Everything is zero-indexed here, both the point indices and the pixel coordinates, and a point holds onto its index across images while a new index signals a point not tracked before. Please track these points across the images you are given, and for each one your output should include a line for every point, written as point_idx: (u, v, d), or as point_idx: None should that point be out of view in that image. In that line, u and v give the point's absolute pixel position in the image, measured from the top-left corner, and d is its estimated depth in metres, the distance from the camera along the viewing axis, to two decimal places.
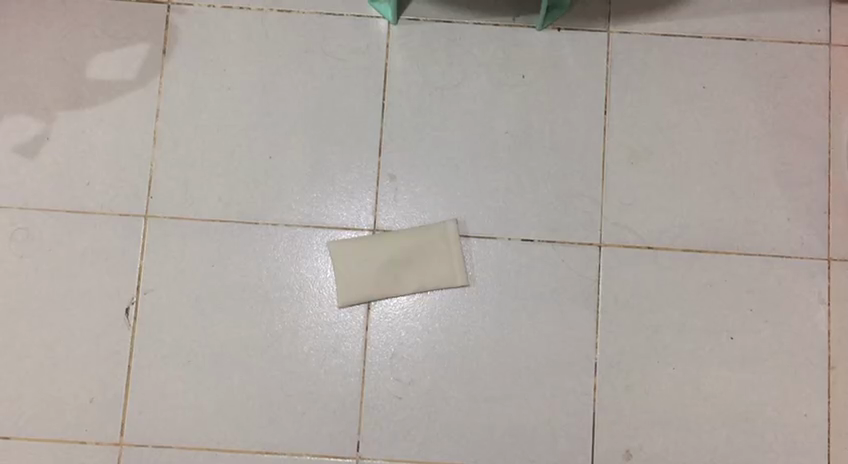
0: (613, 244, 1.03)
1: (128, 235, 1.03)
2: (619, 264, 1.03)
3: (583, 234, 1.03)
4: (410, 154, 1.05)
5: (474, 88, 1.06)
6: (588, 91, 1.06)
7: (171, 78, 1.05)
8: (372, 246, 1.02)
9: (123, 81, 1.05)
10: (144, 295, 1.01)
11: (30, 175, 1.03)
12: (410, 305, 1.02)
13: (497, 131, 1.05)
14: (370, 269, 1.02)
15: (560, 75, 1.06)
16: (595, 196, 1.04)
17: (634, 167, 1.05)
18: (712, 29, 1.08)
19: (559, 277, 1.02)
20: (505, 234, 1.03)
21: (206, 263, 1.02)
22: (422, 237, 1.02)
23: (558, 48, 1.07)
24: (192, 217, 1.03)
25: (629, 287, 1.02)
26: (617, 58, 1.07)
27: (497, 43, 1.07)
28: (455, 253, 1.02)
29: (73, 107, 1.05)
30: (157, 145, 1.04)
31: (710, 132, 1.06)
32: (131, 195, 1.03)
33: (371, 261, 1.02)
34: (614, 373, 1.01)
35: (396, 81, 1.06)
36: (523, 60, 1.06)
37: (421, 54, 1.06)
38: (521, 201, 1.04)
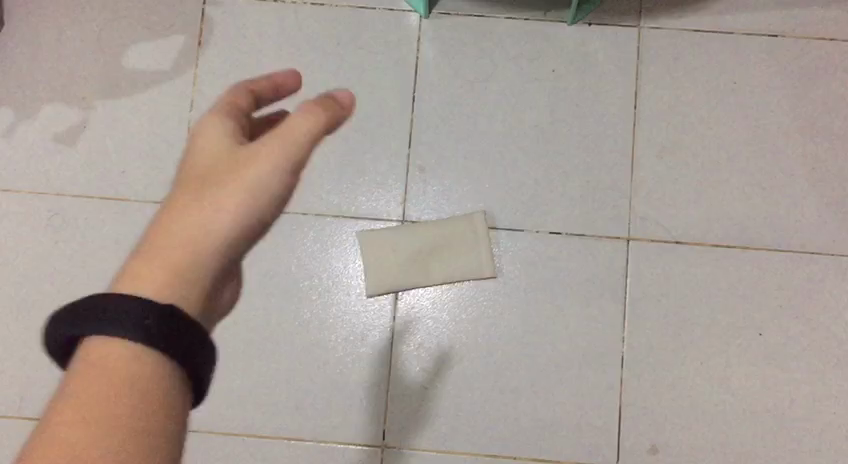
0: (641, 237, 1.03)
1: None
2: (646, 258, 1.03)
3: (611, 228, 1.03)
4: (439, 146, 1.05)
5: (504, 82, 1.06)
6: (618, 86, 1.06)
7: (205, 69, 1.07)
8: (400, 237, 1.02)
9: (159, 72, 1.07)
10: None
11: (67, 161, 1.05)
12: (437, 294, 1.03)
13: (526, 125, 1.06)
14: (397, 260, 1.02)
15: (590, 70, 1.06)
16: (624, 191, 1.04)
17: (663, 161, 1.05)
18: (744, 25, 1.07)
19: (586, 270, 1.03)
20: (533, 227, 1.04)
21: None
22: (452, 229, 1.02)
23: (588, 43, 1.07)
24: None
25: (656, 282, 1.03)
26: (648, 54, 1.07)
27: (527, 38, 1.07)
28: (484, 247, 1.02)
29: (109, 96, 1.07)
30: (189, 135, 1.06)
31: (740, 128, 1.05)
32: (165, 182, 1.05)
33: (399, 252, 1.02)
34: (640, 367, 1.01)
35: (427, 73, 1.07)
36: (553, 55, 1.07)
37: (451, 48, 1.07)
38: (550, 194, 1.04)
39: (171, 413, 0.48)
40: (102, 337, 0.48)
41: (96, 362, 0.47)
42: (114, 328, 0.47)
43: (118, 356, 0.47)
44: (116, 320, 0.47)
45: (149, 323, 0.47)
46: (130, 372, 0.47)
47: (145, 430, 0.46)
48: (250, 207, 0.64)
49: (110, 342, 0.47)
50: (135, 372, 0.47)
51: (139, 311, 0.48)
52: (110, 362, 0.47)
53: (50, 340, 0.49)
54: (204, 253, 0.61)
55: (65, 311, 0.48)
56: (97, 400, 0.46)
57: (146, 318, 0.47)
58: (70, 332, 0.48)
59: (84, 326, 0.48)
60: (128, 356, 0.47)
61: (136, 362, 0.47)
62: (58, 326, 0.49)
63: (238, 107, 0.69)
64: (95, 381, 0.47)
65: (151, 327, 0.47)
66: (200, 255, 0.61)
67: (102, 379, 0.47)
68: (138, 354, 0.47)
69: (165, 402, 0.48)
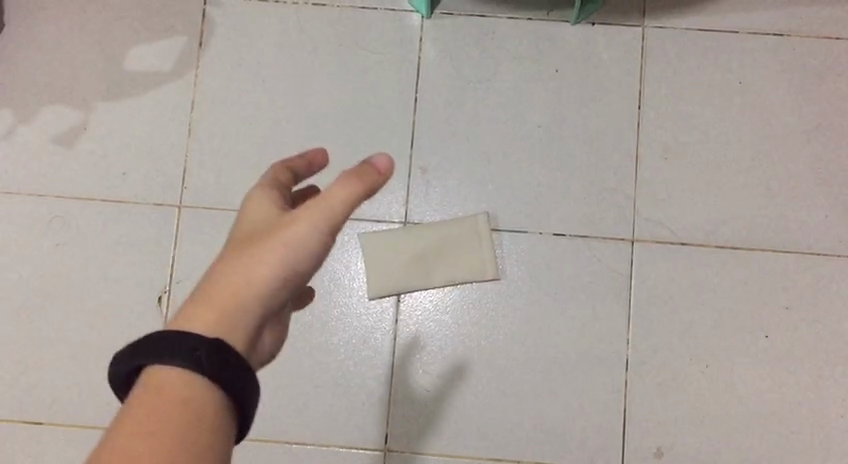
0: (646, 239, 1.02)
1: (162, 224, 1.03)
2: (651, 260, 1.02)
3: (616, 229, 1.03)
4: (442, 147, 1.05)
5: (507, 83, 1.06)
6: (622, 86, 1.05)
7: (206, 70, 1.06)
8: (401, 240, 1.01)
9: (159, 73, 1.06)
10: (176, 285, 1.02)
11: (67, 164, 1.05)
12: (439, 297, 1.02)
13: (529, 125, 1.05)
14: (398, 263, 1.01)
15: (594, 70, 1.06)
16: (628, 192, 1.03)
17: (668, 162, 1.04)
18: (748, 24, 1.06)
19: (591, 272, 1.02)
20: (537, 228, 1.03)
21: None
22: (454, 231, 1.01)
23: (591, 43, 1.06)
24: (224, 208, 1.03)
25: (661, 283, 1.02)
26: (652, 54, 1.06)
27: (531, 38, 1.06)
28: (485, 249, 1.01)
29: (110, 97, 1.06)
30: (190, 136, 1.05)
31: (745, 128, 1.04)
32: (165, 184, 1.04)
33: (400, 255, 1.01)
34: (646, 369, 1.00)
35: (429, 74, 1.06)
36: (557, 55, 1.06)
37: (454, 48, 1.06)
38: (554, 195, 1.03)
39: (212, 434, 0.57)
40: (162, 367, 0.58)
41: (157, 387, 0.58)
42: (174, 358, 0.58)
43: (174, 381, 0.58)
44: (176, 354, 0.58)
45: (198, 354, 0.58)
46: (183, 395, 0.57)
47: (191, 444, 0.56)
48: (291, 259, 0.71)
49: (167, 369, 0.58)
50: (187, 395, 0.57)
51: (191, 345, 0.59)
52: (166, 386, 0.57)
53: (118, 374, 0.60)
54: (250, 303, 0.69)
55: (132, 348, 0.60)
56: (156, 416, 0.56)
57: (198, 352, 0.58)
58: (135, 364, 0.59)
59: (148, 359, 0.59)
60: (182, 382, 0.58)
61: (188, 386, 0.58)
62: (126, 362, 0.60)
63: (280, 180, 0.77)
64: (154, 401, 0.57)
65: (200, 358, 0.58)
66: (245, 305, 0.69)
67: (160, 399, 0.57)
68: (186, 379, 0.58)
69: (210, 421, 0.58)
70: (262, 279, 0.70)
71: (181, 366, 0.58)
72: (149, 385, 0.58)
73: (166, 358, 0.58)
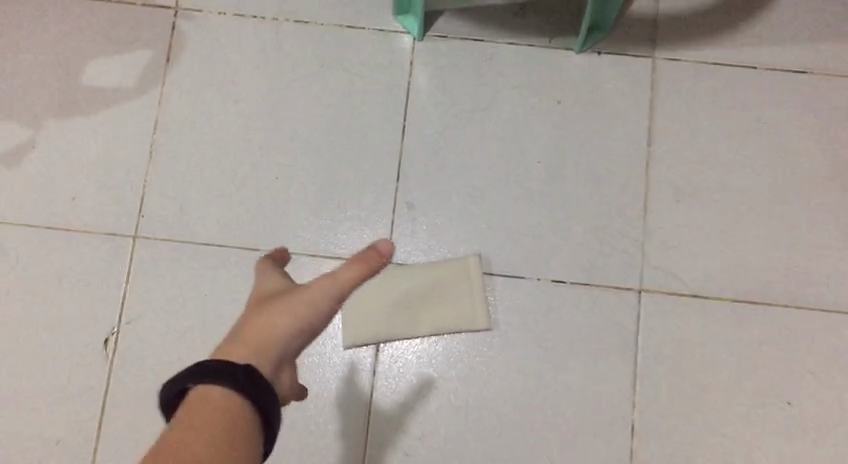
0: (654, 289, 0.92)
1: (114, 256, 0.92)
2: (661, 312, 0.92)
3: (621, 277, 0.92)
4: (431, 181, 0.94)
5: (505, 113, 0.96)
6: (631, 120, 0.96)
7: (172, 87, 0.96)
8: (388, 282, 0.91)
9: (120, 88, 0.96)
10: (126, 325, 0.91)
11: (11, 185, 0.94)
12: (422, 347, 0.91)
13: (528, 160, 0.95)
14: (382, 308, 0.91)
15: (599, 102, 0.97)
16: (636, 236, 0.94)
17: (680, 205, 0.94)
18: (768, 60, 0.98)
19: (593, 324, 0.91)
20: (534, 274, 0.92)
21: (197, 291, 0.91)
22: (445, 277, 0.91)
23: (597, 73, 0.97)
24: (186, 240, 0.92)
25: (671, 339, 0.91)
26: (663, 87, 0.97)
27: (532, 65, 0.97)
28: (474, 300, 0.91)
29: (63, 113, 0.95)
30: (151, 159, 0.94)
31: (764, 171, 0.95)
32: (120, 211, 0.93)
33: (385, 299, 0.91)
34: (653, 436, 0.89)
35: (419, 101, 0.96)
36: (559, 85, 0.97)
37: (448, 74, 0.97)
38: (553, 237, 0.93)
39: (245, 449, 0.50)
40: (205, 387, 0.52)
41: (198, 403, 0.51)
42: (210, 378, 0.52)
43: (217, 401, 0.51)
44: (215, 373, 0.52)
45: (235, 373, 0.52)
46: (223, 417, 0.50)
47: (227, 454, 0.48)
48: (317, 314, 0.58)
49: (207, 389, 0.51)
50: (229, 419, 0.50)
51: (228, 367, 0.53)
52: (206, 405, 0.50)
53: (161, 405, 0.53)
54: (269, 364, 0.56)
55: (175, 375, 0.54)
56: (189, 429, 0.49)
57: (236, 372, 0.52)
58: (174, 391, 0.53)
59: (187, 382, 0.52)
60: (213, 400, 0.51)
61: (227, 406, 0.51)
62: (172, 387, 0.53)
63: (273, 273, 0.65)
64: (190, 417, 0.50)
65: (238, 378, 0.52)
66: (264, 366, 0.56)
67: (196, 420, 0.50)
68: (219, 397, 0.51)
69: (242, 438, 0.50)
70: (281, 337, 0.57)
71: (222, 386, 0.51)
72: (187, 405, 0.51)
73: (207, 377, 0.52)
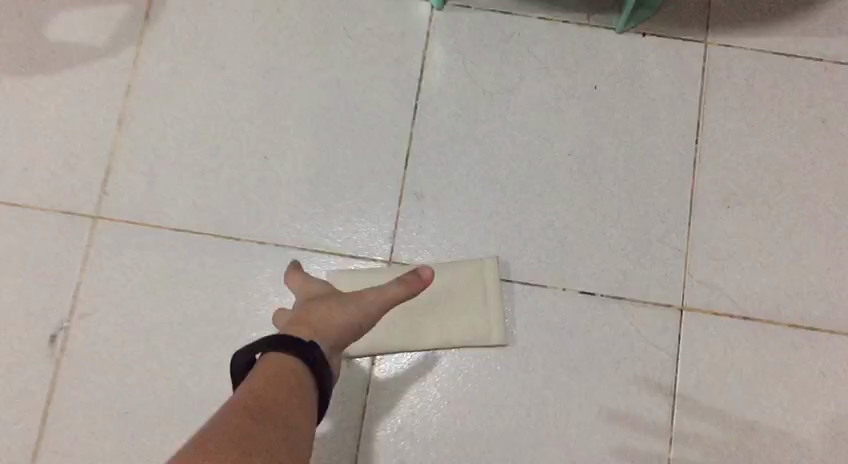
0: (698, 307, 0.79)
1: (69, 238, 0.79)
2: (705, 335, 0.79)
3: (660, 292, 0.80)
4: (444, 170, 0.81)
5: (533, 97, 0.83)
6: (677, 113, 0.84)
7: (150, 48, 0.83)
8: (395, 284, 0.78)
9: (89, 46, 0.83)
10: (78, 320, 0.77)
11: None
12: (425, 361, 0.78)
13: (557, 152, 0.82)
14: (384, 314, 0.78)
15: (642, 91, 0.84)
16: (679, 245, 0.81)
17: (731, 211, 0.81)
18: (836, 51, 0.85)
19: (626, 344, 0.78)
20: (559, 283, 0.79)
21: (164, 285, 0.78)
22: (459, 284, 0.78)
23: (639, 57, 0.85)
24: (155, 224, 0.79)
25: (716, 367, 0.78)
26: (715, 76, 0.85)
27: (566, 45, 0.85)
28: (490, 313, 0.77)
29: (21, 72, 0.82)
30: (120, 129, 0.81)
31: (829, 178, 0.82)
32: (79, 188, 0.80)
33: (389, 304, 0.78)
34: None
35: (435, 78, 0.83)
36: (597, 69, 0.84)
37: (469, 49, 0.84)
38: (583, 241, 0.81)
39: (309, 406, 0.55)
40: (275, 355, 0.56)
41: (276, 365, 0.55)
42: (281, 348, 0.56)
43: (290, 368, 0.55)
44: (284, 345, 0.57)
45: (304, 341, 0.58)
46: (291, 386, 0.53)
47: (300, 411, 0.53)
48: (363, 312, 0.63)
49: (276, 356, 0.56)
50: (296, 387, 0.54)
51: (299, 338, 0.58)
52: (287, 369, 0.55)
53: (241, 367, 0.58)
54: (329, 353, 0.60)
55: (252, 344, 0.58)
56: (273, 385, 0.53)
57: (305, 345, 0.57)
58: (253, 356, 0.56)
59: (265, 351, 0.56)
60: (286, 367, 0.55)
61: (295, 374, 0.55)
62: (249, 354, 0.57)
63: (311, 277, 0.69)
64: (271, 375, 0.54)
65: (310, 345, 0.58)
66: (326, 351, 0.60)
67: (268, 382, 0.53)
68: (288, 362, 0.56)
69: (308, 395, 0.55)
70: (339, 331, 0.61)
71: (290, 357, 0.56)
72: (266, 366, 0.55)
73: (275, 347, 0.56)
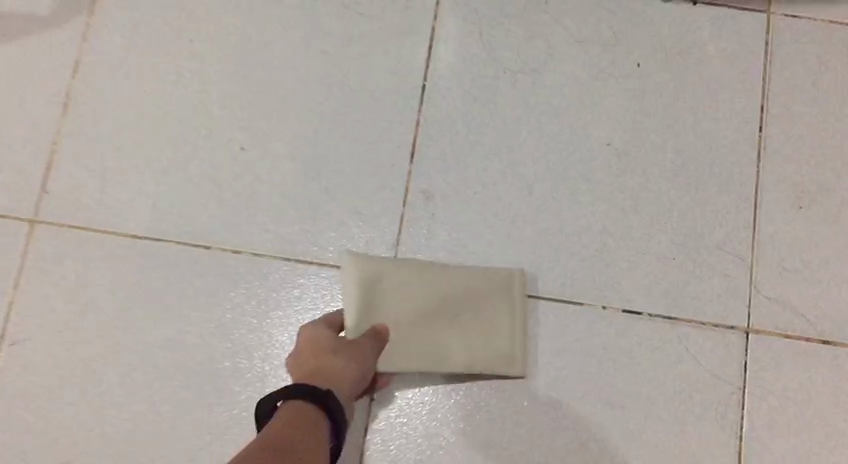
0: (767, 329, 0.65)
1: (4, 247, 0.65)
2: (774, 363, 0.65)
3: (720, 310, 0.66)
4: (457, 164, 0.68)
5: (563, 76, 0.70)
6: (736, 94, 0.70)
7: (106, 19, 0.69)
8: (418, 287, 0.63)
9: (32, 16, 0.69)
10: (13, 346, 0.63)
11: None
12: (433, 397, 0.64)
13: (594, 142, 0.69)
14: (402, 322, 0.62)
15: (693, 68, 0.70)
16: (741, 253, 0.67)
17: (802, 213, 0.68)
18: None
19: (678, 374, 0.64)
20: (597, 299, 0.66)
21: (118, 303, 0.64)
22: (492, 292, 0.64)
23: (690, 30, 0.71)
24: (107, 229, 0.65)
25: (788, 403, 0.64)
26: (782, 52, 0.71)
27: (602, 14, 0.71)
28: (519, 333, 0.64)
29: None
30: (66, 116, 0.67)
31: None
32: (17, 185, 0.66)
33: (409, 309, 0.62)
34: None
35: (446, 54, 0.70)
36: (639, 43, 0.71)
37: (487, 20, 0.71)
38: (625, 249, 0.67)
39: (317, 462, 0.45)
40: (285, 405, 0.48)
41: (295, 414, 0.47)
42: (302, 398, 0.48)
43: (306, 416, 0.47)
44: (305, 392, 0.48)
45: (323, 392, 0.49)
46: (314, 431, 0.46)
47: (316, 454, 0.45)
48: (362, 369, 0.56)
49: (289, 405, 0.48)
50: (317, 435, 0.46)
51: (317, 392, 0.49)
52: (302, 419, 0.46)
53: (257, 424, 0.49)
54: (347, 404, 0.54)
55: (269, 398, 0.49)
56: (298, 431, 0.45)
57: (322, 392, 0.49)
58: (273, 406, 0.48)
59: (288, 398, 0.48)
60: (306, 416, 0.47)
61: (311, 423, 0.47)
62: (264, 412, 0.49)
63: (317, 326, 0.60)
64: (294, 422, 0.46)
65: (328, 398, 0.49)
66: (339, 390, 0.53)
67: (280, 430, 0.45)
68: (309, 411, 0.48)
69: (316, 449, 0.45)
70: (349, 382, 0.54)
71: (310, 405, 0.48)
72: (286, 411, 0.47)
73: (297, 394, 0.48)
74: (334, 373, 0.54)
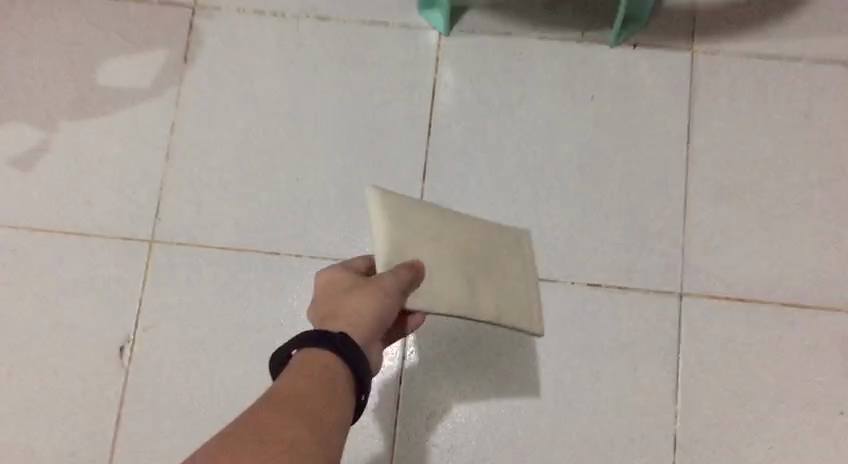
0: (696, 292, 0.87)
1: (129, 262, 0.88)
2: (703, 317, 0.87)
3: (661, 280, 0.88)
4: (458, 181, 0.90)
5: (535, 110, 0.92)
6: (668, 116, 0.92)
7: (191, 87, 0.92)
8: (449, 232, 0.67)
9: (137, 89, 0.92)
10: (143, 334, 0.86)
11: (25, 190, 0.90)
12: (451, 336, 0.87)
13: (561, 158, 0.91)
14: (439, 257, 0.65)
15: (635, 97, 0.92)
16: (675, 237, 0.89)
17: (722, 204, 0.89)
18: (815, 52, 0.93)
19: (631, 330, 0.86)
20: (568, 277, 0.88)
21: (215, 298, 0.87)
22: (509, 248, 0.72)
23: (632, 68, 0.93)
24: (203, 244, 0.88)
25: (715, 346, 0.86)
26: (702, 81, 0.92)
27: (564, 60, 0.93)
28: (534, 285, 0.72)
29: (79, 115, 0.92)
30: (168, 162, 0.91)
31: (811, 168, 0.90)
32: (136, 215, 0.89)
33: (442, 245, 0.66)
34: (697, 449, 0.83)
35: (446, 97, 0.92)
36: (593, 81, 0.93)
37: (476, 70, 0.93)
38: (587, 239, 0.89)
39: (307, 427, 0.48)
40: (299, 352, 0.55)
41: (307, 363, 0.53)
42: (317, 345, 0.55)
43: (315, 361, 0.54)
44: (319, 338, 0.55)
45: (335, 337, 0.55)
46: (322, 383, 0.52)
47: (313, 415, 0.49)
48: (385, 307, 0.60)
49: (305, 352, 0.55)
50: (328, 383, 0.52)
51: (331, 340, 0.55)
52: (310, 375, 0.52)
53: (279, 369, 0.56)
54: (364, 345, 0.58)
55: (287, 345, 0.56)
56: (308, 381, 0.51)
57: (332, 334, 0.55)
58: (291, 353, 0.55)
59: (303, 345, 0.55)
60: (320, 365, 0.53)
61: (327, 367, 0.53)
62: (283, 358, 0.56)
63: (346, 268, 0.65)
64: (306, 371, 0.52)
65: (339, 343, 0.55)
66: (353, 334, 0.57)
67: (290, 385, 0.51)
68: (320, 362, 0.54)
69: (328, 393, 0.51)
70: (365, 321, 0.58)
71: (326, 351, 0.54)
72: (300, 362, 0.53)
73: (312, 342, 0.55)
74: (348, 317, 0.58)
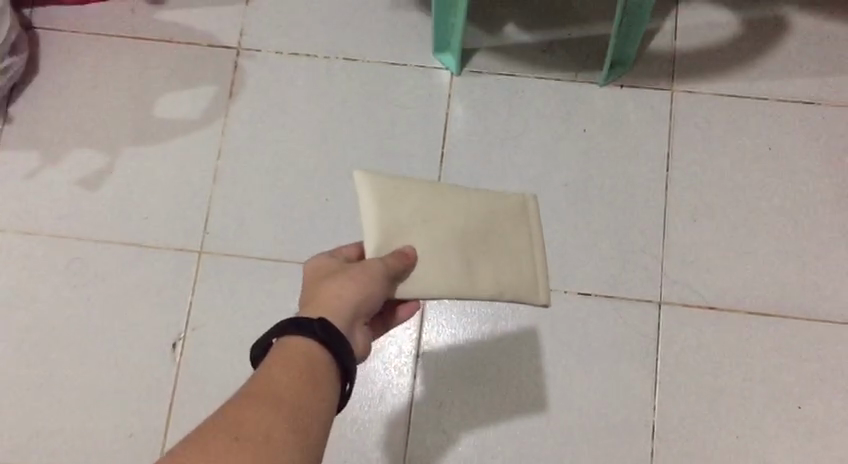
0: (673, 300, 1.00)
1: (181, 269, 1.01)
2: (679, 322, 0.99)
3: (642, 289, 1.00)
4: None
5: (534, 140, 1.05)
6: (650, 147, 1.05)
7: (235, 119, 1.06)
8: (446, 210, 0.71)
9: (189, 120, 1.06)
10: (192, 332, 0.99)
11: (91, 206, 1.04)
12: (458, 338, 1.00)
13: (556, 183, 1.04)
14: (434, 239, 0.70)
15: (621, 130, 1.05)
16: (656, 253, 1.02)
17: (696, 224, 1.02)
18: (780, 92, 1.06)
19: (616, 332, 0.99)
20: (561, 286, 1.01)
21: (254, 301, 1.00)
22: (514, 219, 0.74)
23: (619, 105, 1.06)
24: (245, 254, 1.02)
25: (689, 347, 0.99)
26: (680, 116, 1.06)
27: (559, 97, 1.07)
28: (536, 259, 0.74)
29: (138, 142, 1.06)
30: (214, 183, 1.04)
31: (775, 194, 1.03)
32: (187, 229, 1.03)
33: (435, 226, 0.70)
34: (673, 437, 0.96)
35: (456, 129, 1.06)
36: (585, 116, 1.06)
37: (483, 105, 1.06)
38: (579, 254, 1.02)
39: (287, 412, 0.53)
40: (282, 339, 0.59)
41: (288, 353, 0.57)
42: (299, 334, 0.59)
43: (297, 348, 0.58)
44: (299, 325, 0.59)
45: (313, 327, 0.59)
46: (302, 371, 0.56)
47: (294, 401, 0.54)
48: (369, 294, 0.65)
49: (287, 340, 0.59)
50: (307, 370, 0.56)
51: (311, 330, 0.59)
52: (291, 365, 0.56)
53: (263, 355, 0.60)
54: (347, 330, 0.63)
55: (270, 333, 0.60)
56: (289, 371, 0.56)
57: (312, 321, 0.59)
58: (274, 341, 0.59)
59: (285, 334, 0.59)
60: (301, 355, 0.57)
61: (307, 356, 0.57)
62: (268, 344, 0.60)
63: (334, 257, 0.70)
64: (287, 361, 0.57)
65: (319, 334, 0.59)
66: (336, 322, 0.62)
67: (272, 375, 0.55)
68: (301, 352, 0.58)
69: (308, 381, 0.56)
70: (348, 308, 0.63)
71: (305, 340, 0.58)
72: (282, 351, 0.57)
73: (293, 330, 0.59)
74: (334, 302, 0.63)
